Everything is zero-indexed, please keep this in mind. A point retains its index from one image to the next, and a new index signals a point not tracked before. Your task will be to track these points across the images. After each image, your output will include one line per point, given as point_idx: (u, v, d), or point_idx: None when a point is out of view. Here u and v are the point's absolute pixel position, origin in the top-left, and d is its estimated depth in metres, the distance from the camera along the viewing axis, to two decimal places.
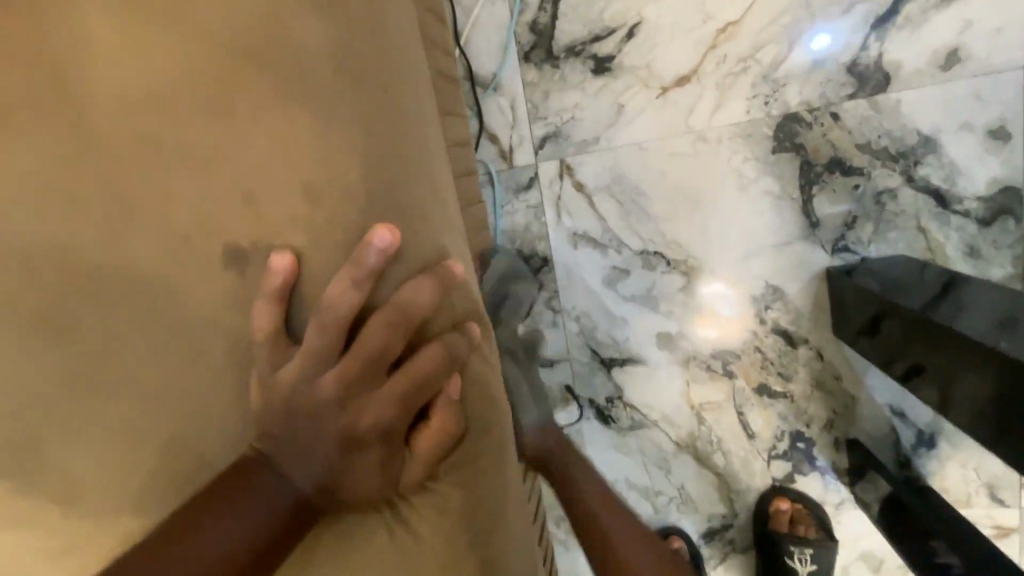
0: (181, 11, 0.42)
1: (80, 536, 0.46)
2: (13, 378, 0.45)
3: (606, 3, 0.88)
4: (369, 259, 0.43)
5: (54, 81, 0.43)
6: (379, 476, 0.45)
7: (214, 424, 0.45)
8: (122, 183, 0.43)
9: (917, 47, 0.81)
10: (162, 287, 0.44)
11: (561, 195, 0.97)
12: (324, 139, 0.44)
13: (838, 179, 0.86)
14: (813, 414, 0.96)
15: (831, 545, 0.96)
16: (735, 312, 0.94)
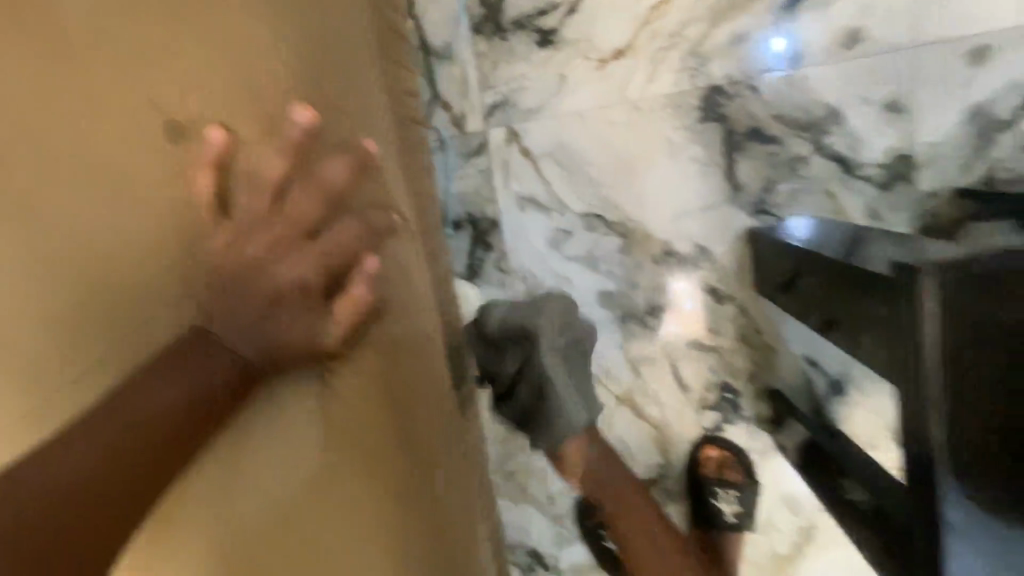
0: None
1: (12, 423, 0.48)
2: None
3: None
4: (290, 152, 0.55)
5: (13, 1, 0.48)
6: (305, 329, 0.58)
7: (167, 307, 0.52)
8: (87, 100, 0.50)
9: (824, 28, 0.90)
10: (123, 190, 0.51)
11: (509, 160, 1.03)
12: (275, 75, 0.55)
13: (757, 147, 0.95)
14: (739, 366, 1.04)
15: (751, 488, 1.06)
16: (694, 309, 1.03)
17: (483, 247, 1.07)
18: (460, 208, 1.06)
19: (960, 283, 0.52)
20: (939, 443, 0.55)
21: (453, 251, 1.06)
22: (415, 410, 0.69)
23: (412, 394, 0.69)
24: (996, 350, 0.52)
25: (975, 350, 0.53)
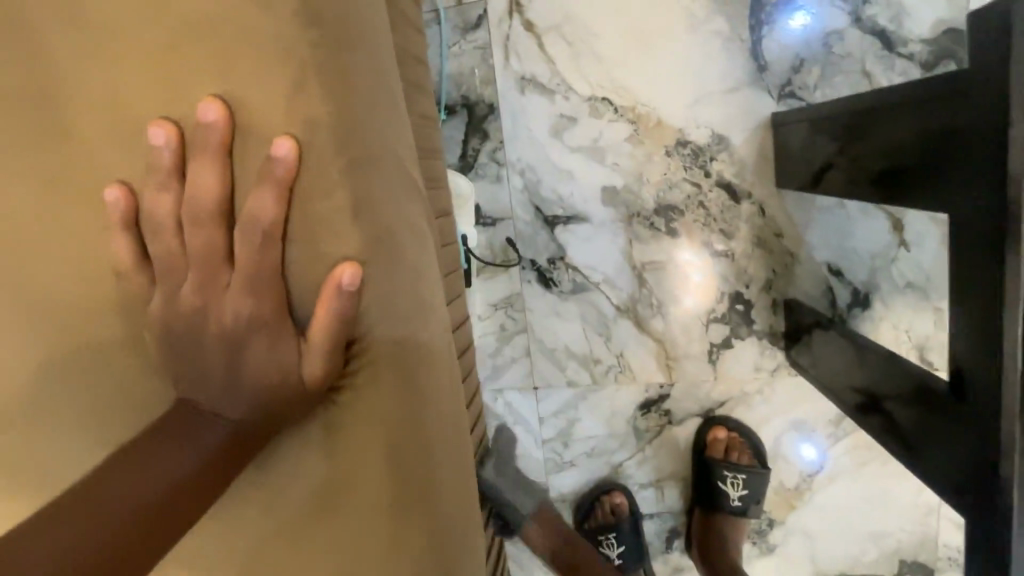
0: None
1: None
2: None
3: None
4: None
5: None
6: (195, 236, 0.36)
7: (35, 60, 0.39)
8: None
9: None
10: None
11: (510, 35, 0.93)
12: None
13: (787, 19, 0.85)
14: (753, 273, 0.95)
15: (763, 473, 0.98)
16: (694, 262, 0.96)
17: (479, 135, 0.97)
18: (455, 91, 0.96)
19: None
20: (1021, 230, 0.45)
21: (444, 137, 0.97)
22: (427, 334, 0.43)
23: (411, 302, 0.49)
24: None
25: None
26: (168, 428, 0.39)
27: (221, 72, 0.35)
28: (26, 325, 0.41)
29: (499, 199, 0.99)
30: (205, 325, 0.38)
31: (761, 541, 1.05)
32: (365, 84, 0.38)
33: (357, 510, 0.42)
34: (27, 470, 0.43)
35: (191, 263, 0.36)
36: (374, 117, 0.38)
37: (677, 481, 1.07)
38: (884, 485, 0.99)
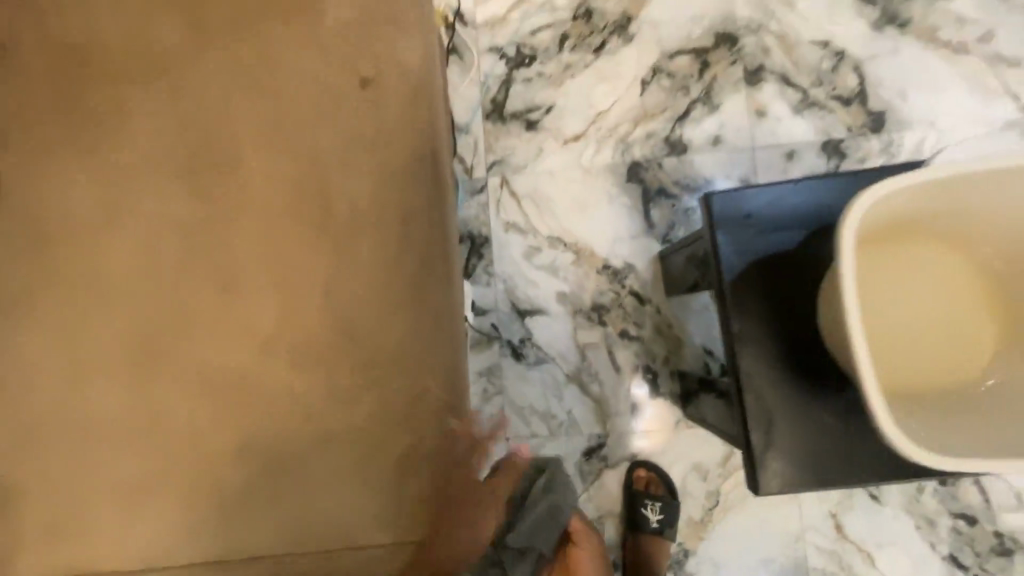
0: (303, 18, 0.88)
1: (209, 259, 0.85)
2: (200, 176, 0.86)
3: (536, 93, 1.52)
4: (363, 110, 0.87)
5: (241, 41, 0.88)
6: (362, 278, 0.86)
7: (287, 204, 0.86)
8: (265, 89, 0.87)
9: (700, 132, 1.45)
10: (271, 136, 0.87)
11: (500, 197, 1.50)
12: (361, 75, 0.88)
13: (664, 200, 1.45)
14: (657, 352, 1.41)
15: (673, 501, 1.32)
16: (617, 343, 1.42)
17: (477, 256, 1.48)
18: (463, 228, 1.49)
19: (730, 199, 0.88)
20: (735, 308, 0.86)
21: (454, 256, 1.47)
22: (450, 327, 0.89)
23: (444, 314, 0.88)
24: (759, 236, 0.87)
25: (752, 241, 0.87)
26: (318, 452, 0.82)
27: (397, 197, 0.87)
28: (265, 298, 0.85)
29: (488, 297, 1.46)
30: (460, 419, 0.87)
31: (680, 569, 1.33)
32: (433, 218, 0.89)
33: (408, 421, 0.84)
34: (237, 401, 0.83)
35: (359, 288, 0.85)
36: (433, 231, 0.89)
37: (614, 517, 1.38)
38: (763, 516, 1.33)
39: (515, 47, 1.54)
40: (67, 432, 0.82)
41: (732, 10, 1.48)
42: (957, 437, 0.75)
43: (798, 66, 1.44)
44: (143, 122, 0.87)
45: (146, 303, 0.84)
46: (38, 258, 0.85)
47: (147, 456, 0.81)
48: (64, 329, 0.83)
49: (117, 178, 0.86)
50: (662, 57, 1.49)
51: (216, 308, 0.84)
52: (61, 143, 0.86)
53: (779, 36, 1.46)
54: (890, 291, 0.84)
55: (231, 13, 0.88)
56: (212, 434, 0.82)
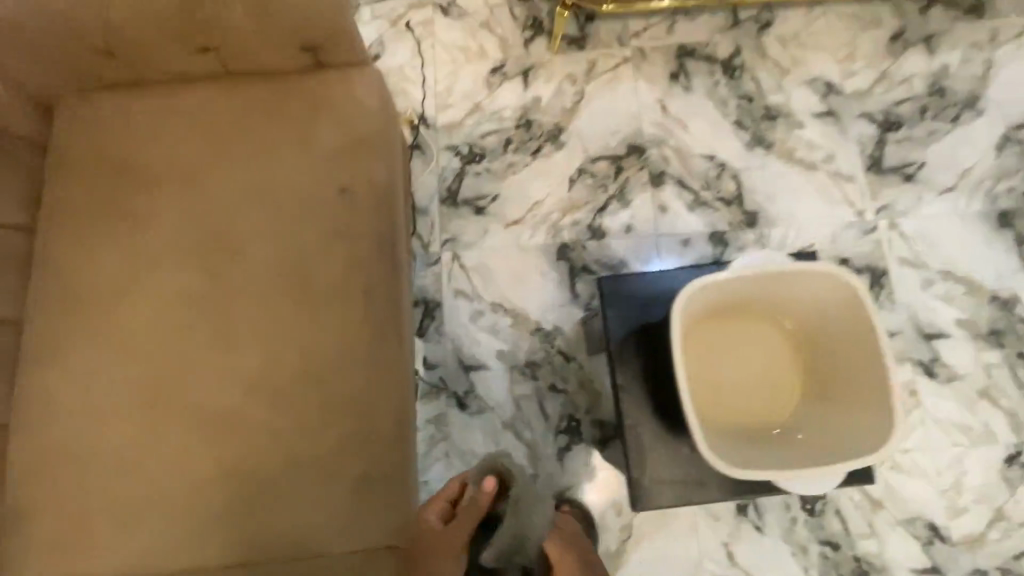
0: (288, 128, 1.11)
1: (201, 320, 1.05)
2: (197, 252, 1.07)
3: (484, 184, 1.84)
4: (334, 201, 1.10)
5: (238, 145, 1.10)
6: (326, 336, 1.06)
7: (268, 275, 1.07)
8: (255, 183, 1.10)
9: (616, 222, 1.79)
10: (258, 221, 1.08)
11: (451, 268, 1.77)
12: (333, 172, 1.10)
13: (586, 275, 1.76)
14: (580, 402, 1.66)
15: (592, 533, 1.53)
16: (547, 395, 1.67)
17: (429, 317, 1.73)
18: (419, 293, 1.75)
19: None
20: None
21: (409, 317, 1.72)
22: (399, 376, 1.07)
23: (392, 365, 1.07)
24: None
25: None
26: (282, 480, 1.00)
27: (358, 270, 1.08)
28: (246, 352, 1.04)
29: (438, 353, 1.70)
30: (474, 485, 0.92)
31: None
32: (388, 287, 1.09)
33: (358, 455, 1.02)
34: (218, 437, 1.01)
35: (323, 344, 1.05)
36: (386, 296, 1.09)
37: None
38: (668, 547, 1.55)
39: (468, 147, 1.88)
40: (74, 461, 0.99)
41: (640, 127, 1.87)
42: (754, 454, 1.11)
43: (690, 173, 1.83)
44: (155, 208, 1.08)
45: (148, 355, 1.03)
46: (63, 318, 1.04)
47: (139, 483, 0.99)
48: (77, 376, 1.02)
49: (132, 252, 1.07)
50: (585, 161, 1.85)
51: (205, 360, 1.04)
52: (85, 223, 1.07)
53: (675, 149, 1.85)
54: (722, 351, 1.22)
55: (230, 121, 1.11)
56: (195, 464, 1.00)
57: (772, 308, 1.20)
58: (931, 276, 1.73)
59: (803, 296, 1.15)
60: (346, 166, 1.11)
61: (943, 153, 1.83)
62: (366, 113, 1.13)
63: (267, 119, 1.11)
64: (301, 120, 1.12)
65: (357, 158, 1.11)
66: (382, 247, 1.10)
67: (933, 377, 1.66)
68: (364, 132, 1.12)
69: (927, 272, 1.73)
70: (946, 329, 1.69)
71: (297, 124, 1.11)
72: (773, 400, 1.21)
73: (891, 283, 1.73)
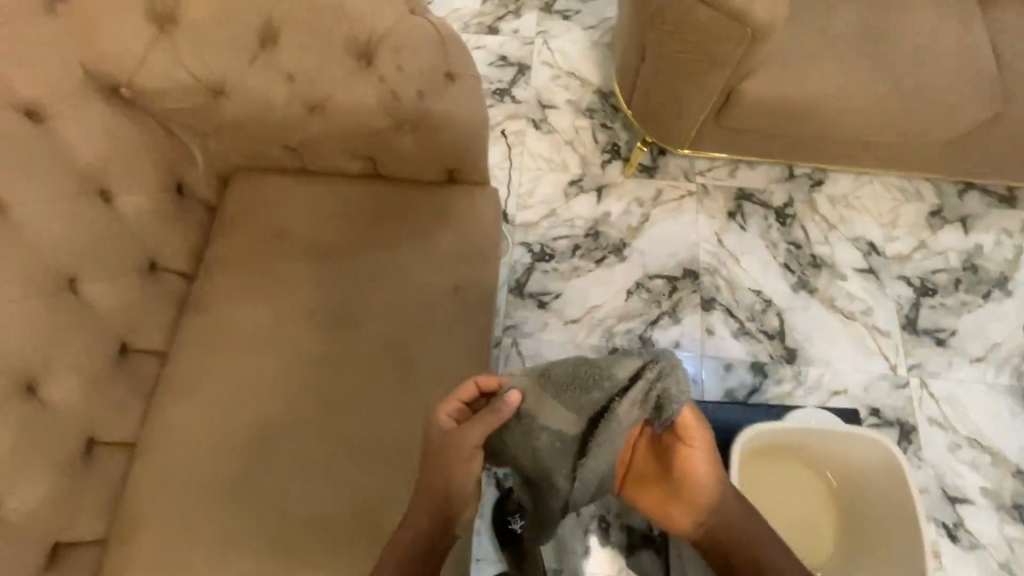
0: (416, 226, 1.31)
1: (314, 378, 1.19)
2: (322, 320, 1.24)
3: (549, 282, 2.03)
4: (444, 294, 1.27)
5: (372, 234, 1.30)
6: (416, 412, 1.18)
7: (378, 349, 1.22)
8: (381, 268, 1.28)
9: (665, 338, 1.95)
10: (377, 301, 1.25)
11: (509, 353, 1.93)
12: (448, 270, 1.29)
13: None
14: (611, 505, 1.73)
15: None
16: None
17: None
18: None
19: None
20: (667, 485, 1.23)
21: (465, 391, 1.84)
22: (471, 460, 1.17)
23: None
24: None
25: None
26: (359, 540, 1.10)
27: (458, 360, 1.22)
28: (346, 414, 1.17)
29: None
30: (503, 392, 0.96)
31: None
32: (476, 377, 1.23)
33: None
34: (309, 488, 1.12)
35: (413, 419, 1.18)
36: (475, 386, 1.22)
37: None
38: None
39: (540, 245, 2.09)
40: (183, 488, 1.11)
41: (696, 255, 2.07)
42: None
43: (738, 304, 2.00)
44: (295, 275, 1.26)
45: (262, 403, 1.17)
46: (201, 357, 1.20)
47: (234, 518, 1.10)
48: (201, 410, 1.16)
49: (268, 310, 1.24)
50: (643, 276, 2.04)
51: (309, 415, 1.17)
52: (234, 278, 1.26)
53: (727, 279, 2.03)
54: (769, 481, 1.39)
55: (369, 213, 1.31)
56: (285, 511, 1.11)
57: (820, 455, 1.37)
58: (957, 440, 1.83)
59: (852, 454, 1.32)
60: (459, 266, 1.29)
61: (974, 325, 1.98)
62: (482, 225, 1.33)
63: (400, 216, 1.31)
64: (428, 221, 1.31)
65: (469, 261, 1.30)
66: (477, 341, 1.25)
67: (956, 542, 1.72)
68: (478, 240, 1.31)
69: (955, 436, 1.83)
70: (970, 495, 1.77)
71: (424, 224, 1.31)
72: (808, 533, 1.38)
73: (920, 440, 1.82)
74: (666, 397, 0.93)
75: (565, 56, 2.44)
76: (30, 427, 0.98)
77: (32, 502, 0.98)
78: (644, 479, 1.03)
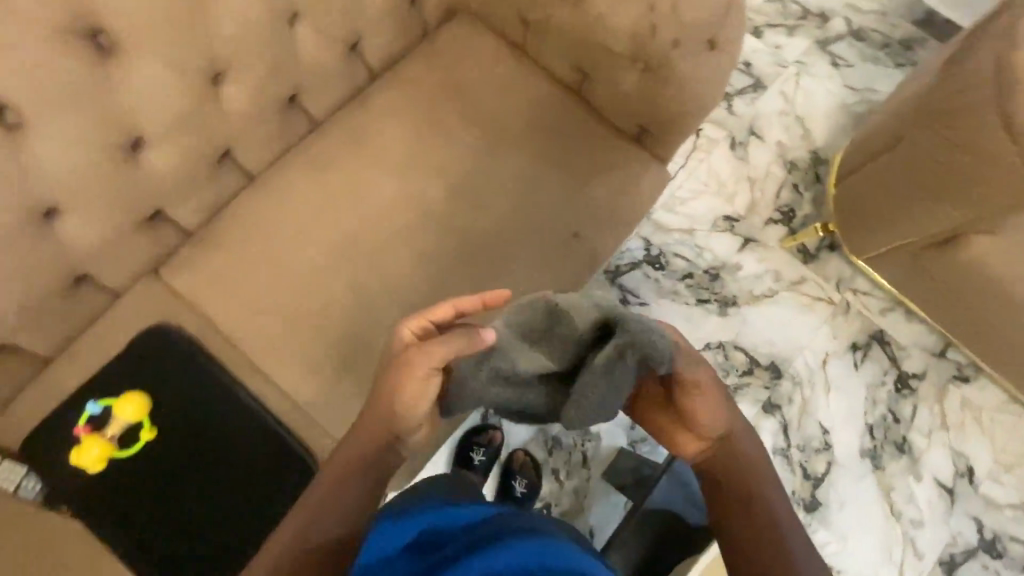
0: (579, 156, 1.27)
1: (413, 224, 1.23)
2: (451, 182, 1.26)
3: (643, 288, 1.98)
4: (562, 229, 1.25)
5: (538, 138, 1.28)
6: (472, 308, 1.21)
7: (477, 236, 1.24)
8: (525, 172, 1.27)
9: None
10: (504, 198, 1.25)
11: None
12: (579, 213, 1.26)
13: None
14: (561, 501, 1.74)
15: None
16: (544, 472, 1.76)
17: None
18: None
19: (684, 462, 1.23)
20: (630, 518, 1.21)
21: None
22: None
23: None
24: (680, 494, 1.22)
25: None
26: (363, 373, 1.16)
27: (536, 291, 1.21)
28: (419, 270, 1.21)
29: None
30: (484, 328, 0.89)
31: None
32: None
33: None
34: (353, 305, 1.19)
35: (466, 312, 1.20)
36: None
37: None
38: None
39: (658, 251, 2.01)
40: (265, 235, 1.21)
41: (793, 358, 1.92)
42: None
43: (797, 427, 1.87)
44: (453, 129, 1.28)
45: (363, 214, 1.23)
46: (344, 146, 1.26)
47: (285, 286, 1.18)
48: (315, 186, 1.24)
49: (415, 143, 1.27)
50: (730, 341, 1.94)
51: (390, 250, 1.22)
52: (406, 100, 1.29)
53: (805, 399, 1.89)
54: None
55: (548, 119, 1.29)
56: (324, 309, 1.18)
57: None
58: None
59: None
60: (590, 216, 1.26)
61: None
62: (634, 195, 1.28)
63: (572, 138, 1.28)
64: (592, 160, 1.27)
65: (601, 218, 1.26)
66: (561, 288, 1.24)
67: None
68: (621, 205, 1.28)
69: None
70: None
71: (587, 160, 1.27)
72: None
73: None
74: (641, 348, 0.81)
75: (806, 99, 2.22)
76: (202, 108, 1.06)
77: (166, 167, 1.08)
78: (651, 406, 0.94)
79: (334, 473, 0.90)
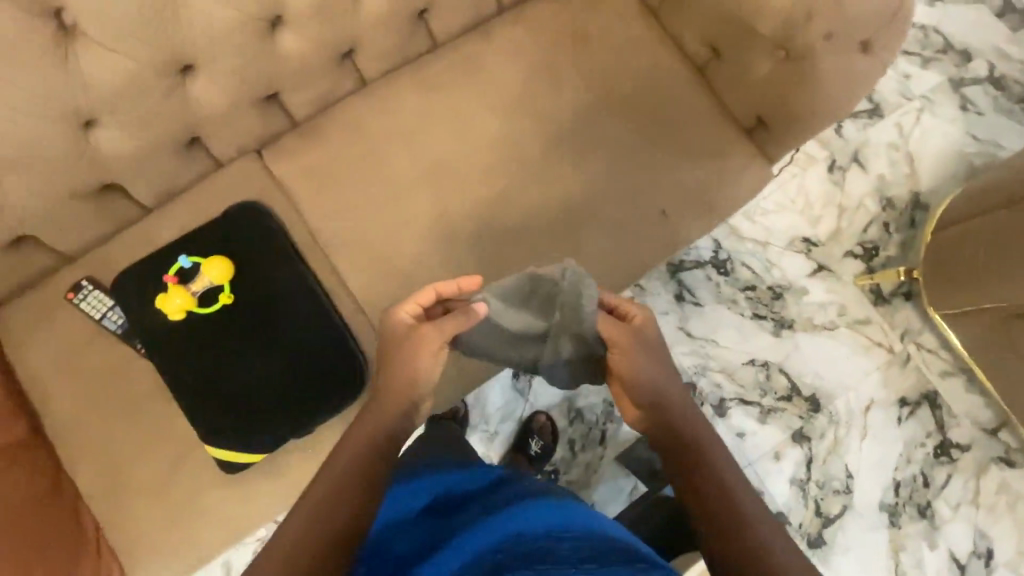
0: (688, 134, 1.24)
1: (508, 163, 1.24)
2: (555, 130, 1.25)
3: (702, 288, 1.95)
4: (652, 203, 1.23)
5: (651, 105, 1.25)
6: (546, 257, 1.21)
7: (567, 189, 1.23)
8: (630, 138, 1.24)
9: (739, 419, 1.85)
10: (603, 158, 1.24)
11: None
12: (674, 191, 1.24)
13: None
14: (571, 470, 1.77)
15: None
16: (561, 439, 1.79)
17: None
18: None
19: None
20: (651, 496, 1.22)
21: None
22: None
23: None
24: None
25: None
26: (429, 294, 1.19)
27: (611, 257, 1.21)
28: (503, 209, 1.22)
29: None
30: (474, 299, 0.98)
31: None
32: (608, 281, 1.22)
33: None
34: (434, 227, 1.21)
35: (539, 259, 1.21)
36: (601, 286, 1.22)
37: None
38: None
39: (726, 255, 1.97)
40: (367, 140, 1.23)
41: (836, 396, 1.87)
42: None
43: (821, 464, 1.83)
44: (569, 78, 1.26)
45: (463, 141, 1.24)
46: (459, 71, 1.27)
47: (375, 194, 1.21)
48: (423, 103, 1.25)
49: (528, 83, 1.26)
50: (776, 363, 1.90)
51: (480, 183, 1.23)
52: (530, 38, 1.28)
53: (838, 438, 1.85)
54: None
55: (666, 89, 1.25)
56: (406, 224, 1.21)
57: None
58: None
59: None
60: (684, 196, 1.24)
61: None
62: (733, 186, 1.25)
63: (685, 114, 1.25)
64: (700, 140, 1.24)
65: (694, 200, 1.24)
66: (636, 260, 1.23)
67: None
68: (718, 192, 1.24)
69: None
70: None
71: (695, 139, 1.24)
72: None
73: None
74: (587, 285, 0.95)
75: (923, 137, 2.08)
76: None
77: (296, 50, 1.11)
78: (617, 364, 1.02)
79: (355, 443, 0.94)
